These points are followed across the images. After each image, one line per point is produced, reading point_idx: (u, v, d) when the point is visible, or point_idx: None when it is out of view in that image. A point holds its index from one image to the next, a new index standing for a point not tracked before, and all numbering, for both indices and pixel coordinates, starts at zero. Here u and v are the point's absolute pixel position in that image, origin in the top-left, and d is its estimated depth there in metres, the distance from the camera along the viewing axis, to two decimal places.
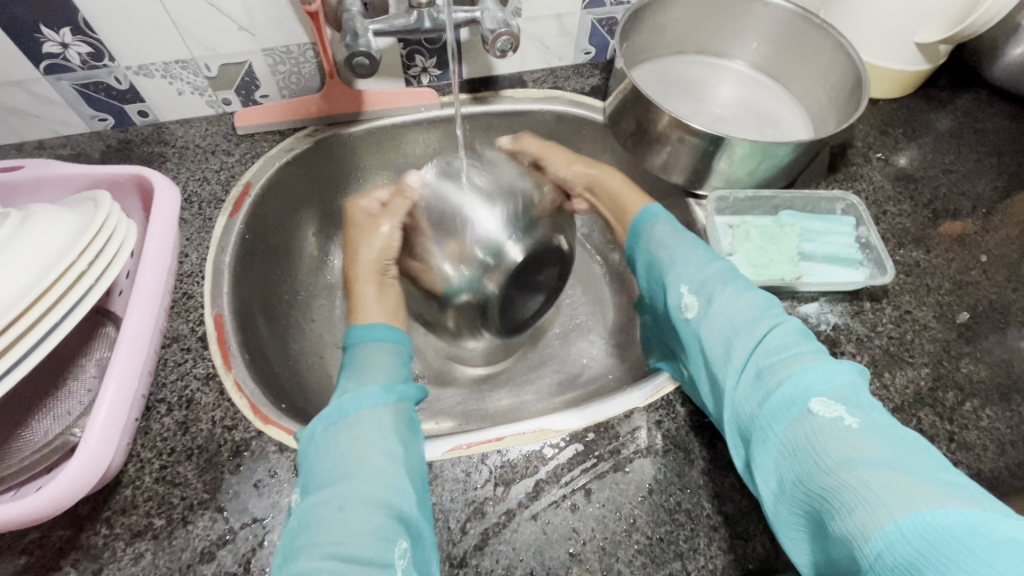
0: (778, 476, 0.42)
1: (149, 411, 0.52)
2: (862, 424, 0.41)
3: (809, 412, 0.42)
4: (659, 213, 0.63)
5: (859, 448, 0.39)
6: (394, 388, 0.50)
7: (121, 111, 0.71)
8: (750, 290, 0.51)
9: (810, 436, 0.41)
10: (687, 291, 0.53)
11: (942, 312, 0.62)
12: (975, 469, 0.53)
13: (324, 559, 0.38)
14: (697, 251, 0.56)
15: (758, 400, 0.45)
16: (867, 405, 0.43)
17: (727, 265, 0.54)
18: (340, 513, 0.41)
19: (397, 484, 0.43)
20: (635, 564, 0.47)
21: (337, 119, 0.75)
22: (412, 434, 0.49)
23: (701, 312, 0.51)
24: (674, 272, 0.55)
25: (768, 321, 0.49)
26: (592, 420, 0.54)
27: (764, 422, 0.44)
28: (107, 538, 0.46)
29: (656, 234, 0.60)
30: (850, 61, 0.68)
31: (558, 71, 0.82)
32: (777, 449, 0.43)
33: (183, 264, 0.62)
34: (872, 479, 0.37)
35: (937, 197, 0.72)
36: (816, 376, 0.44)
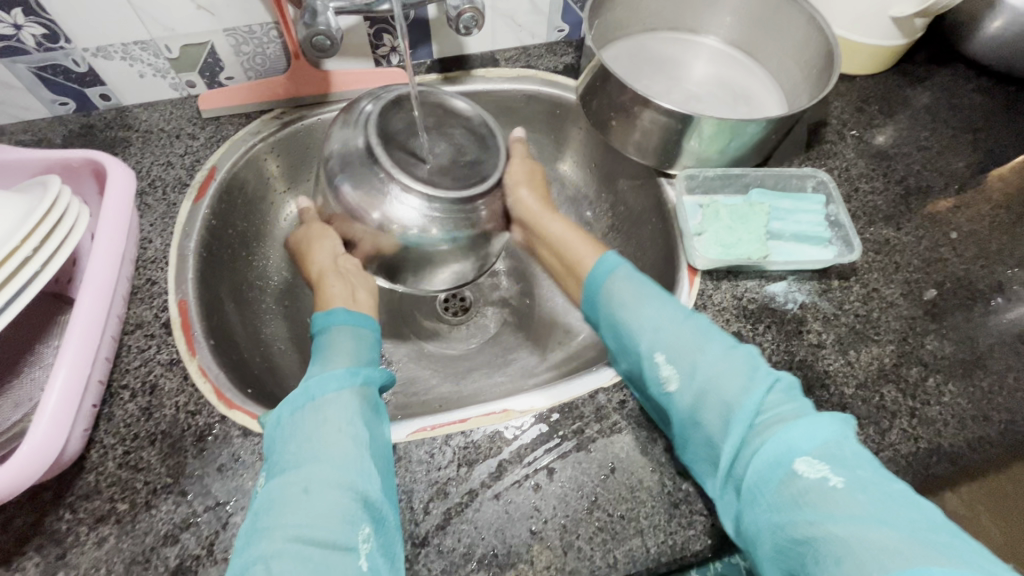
0: (764, 530, 0.41)
1: (112, 397, 0.52)
2: (848, 481, 0.40)
3: (795, 474, 0.41)
4: (617, 264, 0.57)
5: (847, 504, 0.39)
6: (360, 370, 0.50)
7: (83, 94, 0.70)
8: (721, 344, 0.49)
9: (796, 499, 0.40)
10: (660, 356, 0.49)
11: (909, 289, 0.62)
12: (935, 443, 0.54)
13: (288, 541, 0.39)
14: (662, 305, 0.52)
15: (746, 459, 0.44)
16: (851, 458, 0.42)
17: (696, 318, 0.51)
18: (304, 495, 0.41)
19: (362, 467, 0.44)
20: (596, 541, 0.48)
21: (305, 101, 0.74)
22: (375, 414, 0.49)
23: (685, 381, 0.48)
24: (641, 333, 0.51)
25: (748, 383, 0.46)
26: (557, 400, 0.55)
27: (752, 487, 0.43)
28: (70, 523, 0.47)
29: (616, 288, 0.55)
30: (823, 35, 0.67)
31: (531, 49, 0.81)
32: (764, 506, 0.42)
33: (146, 250, 0.62)
34: (863, 536, 0.36)
35: (910, 174, 0.72)
36: (795, 437, 0.42)
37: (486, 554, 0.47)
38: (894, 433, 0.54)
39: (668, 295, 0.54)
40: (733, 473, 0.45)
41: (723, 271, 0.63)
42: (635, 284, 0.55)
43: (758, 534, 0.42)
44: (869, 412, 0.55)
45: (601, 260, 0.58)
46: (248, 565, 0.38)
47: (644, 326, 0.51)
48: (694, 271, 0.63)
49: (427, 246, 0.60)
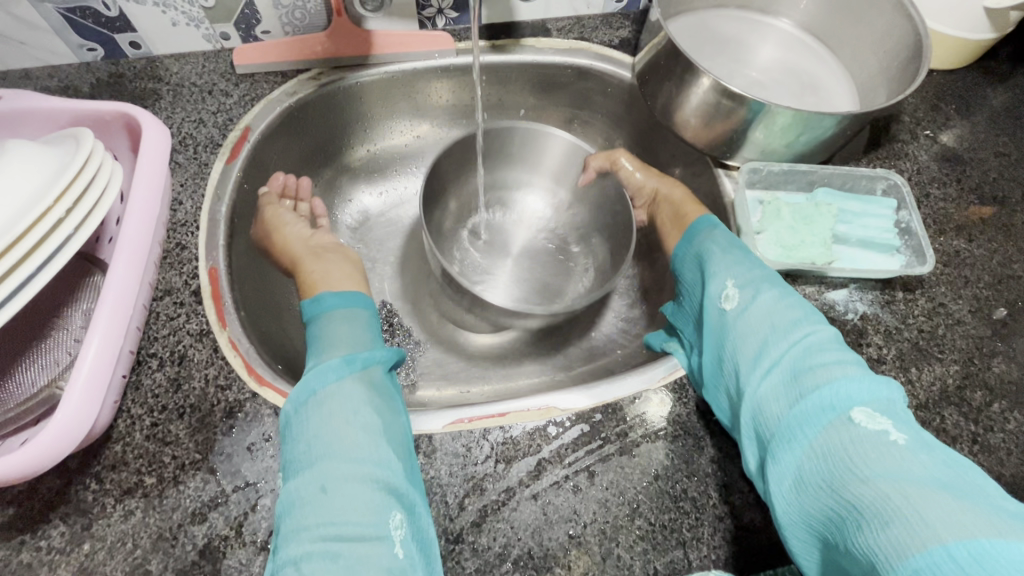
0: (800, 474, 0.40)
1: (140, 365, 0.50)
2: (909, 440, 0.38)
3: (851, 421, 0.40)
4: (715, 223, 0.59)
5: (904, 461, 0.37)
6: (357, 356, 0.48)
7: (112, 40, 0.66)
8: (792, 292, 0.50)
9: (846, 443, 0.39)
10: (730, 284, 0.51)
11: (977, 307, 0.59)
12: (996, 472, 0.51)
13: (315, 542, 0.38)
14: (743, 251, 0.54)
15: (790, 400, 0.43)
16: (912, 421, 0.40)
17: (773, 269, 0.52)
18: (323, 493, 0.40)
19: (379, 456, 0.42)
20: (636, 550, 0.46)
21: (342, 62, 0.70)
22: (390, 409, 0.47)
23: (741, 308, 0.49)
24: (716, 266, 0.53)
25: (813, 328, 0.46)
26: (600, 400, 0.52)
27: (797, 423, 0.42)
28: (96, 494, 0.45)
29: (712, 235, 0.57)
30: (912, 26, 0.62)
31: (585, 20, 0.75)
32: (805, 450, 0.41)
33: (176, 212, 0.58)
34: (918, 496, 0.35)
35: (985, 182, 0.67)
36: (859, 386, 0.41)
37: (522, 555, 0.45)
38: None
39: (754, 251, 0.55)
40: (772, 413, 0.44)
41: (780, 275, 0.59)
42: (720, 237, 0.56)
43: (792, 480, 0.41)
44: (928, 435, 0.52)
45: (704, 219, 0.60)
46: (281, 568, 0.38)
47: (713, 257, 0.54)
48: None
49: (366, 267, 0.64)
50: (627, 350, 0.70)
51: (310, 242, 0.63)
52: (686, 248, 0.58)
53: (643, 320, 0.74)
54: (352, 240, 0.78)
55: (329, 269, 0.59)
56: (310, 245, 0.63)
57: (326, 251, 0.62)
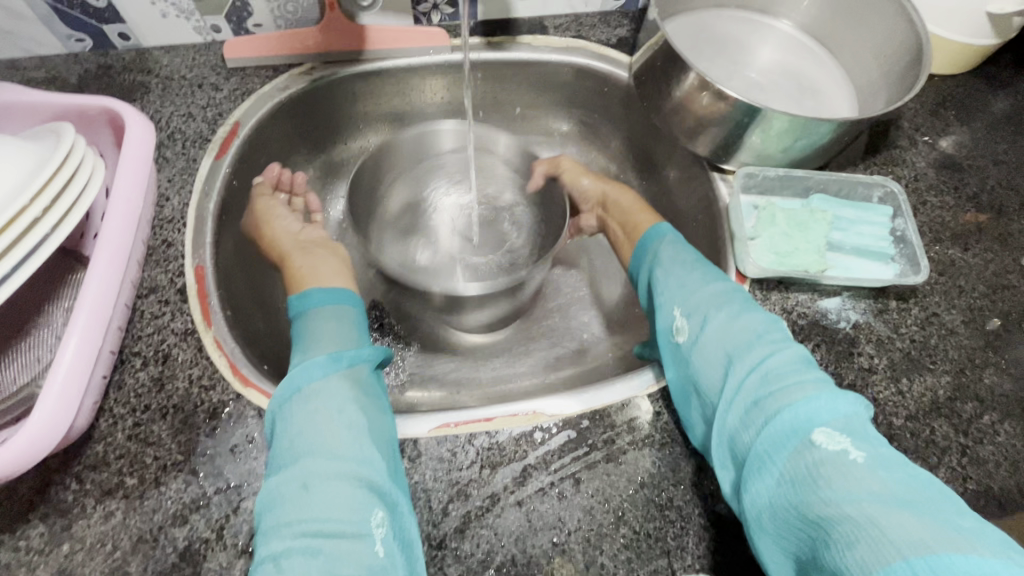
0: (770, 501, 0.40)
1: (123, 364, 0.50)
2: (870, 457, 0.38)
3: (811, 444, 0.40)
4: (665, 229, 0.62)
5: (867, 481, 0.37)
6: (344, 354, 0.48)
7: (101, 32, 0.65)
8: (751, 311, 0.50)
9: (809, 467, 0.39)
10: (683, 313, 0.52)
11: (970, 317, 0.58)
12: (985, 485, 0.50)
13: (296, 538, 0.38)
14: (698, 273, 0.54)
15: (752, 427, 0.43)
16: (873, 437, 0.40)
17: (729, 286, 0.52)
18: (304, 491, 0.40)
19: (362, 454, 0.42)
20: (620, 558, 0.46)
21: (335, 56, 0.69)
22: (376, 407, 0.47)
23: (698, 334, 0.49)
24: (668, 295, 0.54)
25: (769, 348, 0.46)
26: (588, 406, 0.52)
27: (759, 450, 0.41)
28: (76, 494, 0.45)
29: (659, 251, 0.59)
30: (913, 31, 0.61)
31: (583, 18, 0.74)
32: (772, 477, 0.40)
33: (163, 208, 0.57)
34: (879, 517, 0.34)
35: (983, 190, 0.66)
36: (813, 407, 0.41)
37: (504, 562, 0.45)
38: (942, 471, 0.50)
39: (710, 265, 0.56)
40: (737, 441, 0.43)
41: (773, 282, 0.58)
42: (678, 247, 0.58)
43: (764, 506, 0.40)
44: (917, 447, 0.51)
45: (653, 227, 0.62)
46: (259, 566, 0.37)
47: (671, 286, 0.54)
48: (743, 278, 0.59)
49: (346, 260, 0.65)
50: (619, 354, 0.69)
51: (299, 237, 0.65)
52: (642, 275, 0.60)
53: (636, 323, 0.73)
54: (344, 238, 0.78)
55: (317, 264, 0.60)
56: (300, 240, 0.65)
57: (314, 248, 0.64)
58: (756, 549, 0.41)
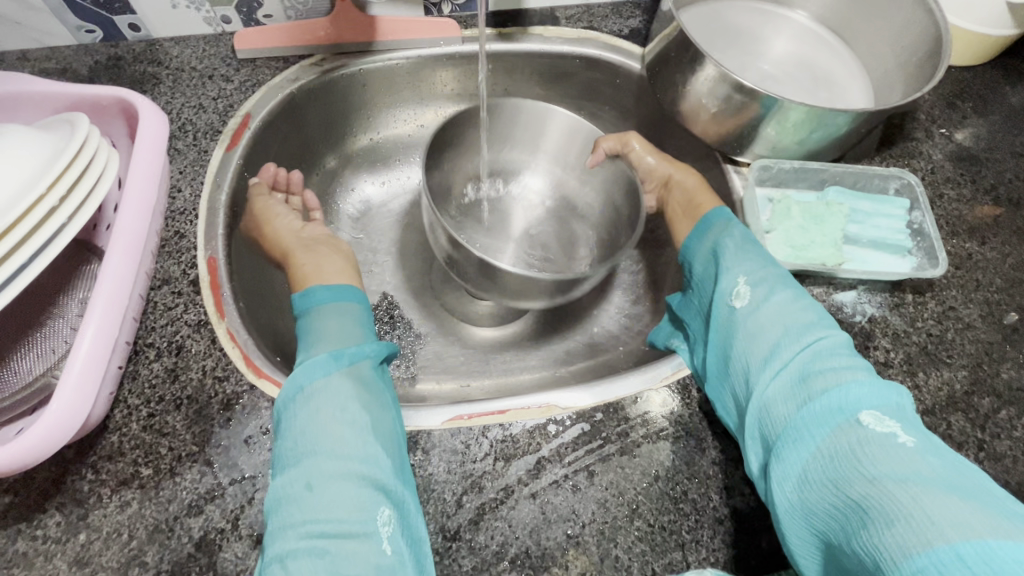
0: (804, 473, 0.40)
1: (137, 355, 0.50)
2: (919, 443, 0.38)
3: (861, 423, 0.39)
4: (730, 217, 0.57)
5: (914, 463, 0.36)
6: (344, 351, 0.47)
7: (111, 22, 0.65)
8: (806, 296, 0.49)
9: (856, 444, 0.38)
10: (736, 282, 0.51)
11: (988, 311, 0.58)
12: (1002, 480, 0.50)
13: (301, 539, 0.38)
14: (755, 249, 0.53)
15: (800, 401, 0.42)
16: (921, 427, 0.40)
17: (786, 270, 0.51)
18: (308, 492, 0.40)
19: (365, 453, 0.42)
20: (635, 551, 0.45)
21: (347, 47, 0.68)
22: (380, 404, 0.46)
23: (749, 305, 0.49)
24: (722, 263, 0.53)
25: (823, 332, 0.46)
26: (602, 399, 0.52)
27: (807, 423, 0.41)
28: (92, 484, 0.45)
29: (730, 234, 0.55)
30: (932, 21, 0.60)
31: (595, 8, 0.74)
32: (813, 451, 0.40)
33: (175, 200, 0.57)
34: (924, 496, 0.34)
35: (1001, 183, 0.65)
36: (866, 389, 0.41)
37: (519, 554, 0.45)
38: None
39: (766, 248, 0.55)
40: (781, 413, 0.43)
41: (788, 275, 0.58)
42: (738, 232, 0.55)
43: (796, 477, 0.40)
44: None
45: (716, 211, 0.58)
46: (267, 566, 0.38)
47: (726, 254, 0.53)
48: None
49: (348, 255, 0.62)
50: (630, 347, 0.69)
51: (300, 235, 0.62)
52: (698, 245, 0.57)
53: (647, 317, 0.73)
54: (353, 231, 0.77)
55: (320, 262, 0.58)
56: (301, 237, 0.61)
57: (318, 246, 0.61)
58: (784, 527, 0.40)
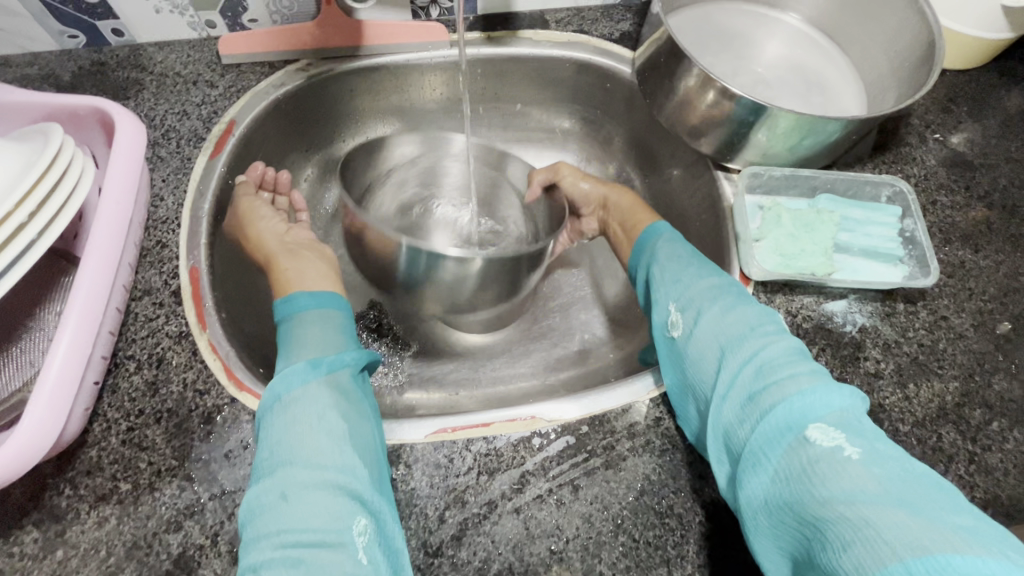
0: (766, 499, 0.39)
1: (117, 368, 0.49)
2: (865, 452, 0.37)
3: (806, 440, 0.39)
4: (662, 230, 0.60)
5: (861, 478, 0.36)
6: (323, 360, 0.46)
7: (94, 28, 0.64)
8: (744, 305, 0.49)
9: (805, 463, 0.38)
10: (676, 308, 0.51)
11: (980, 320, 0.57)
12: (993, 493, 0.49)
13: (276, 549, 0.37)
14: (692, 267, 0.53)
15: (747, 424, 0.42)
16: (869, 430, 0.39)
17: (722, 280, 0.51)
18: (283, 501, 0.39)
19: (342, 461, 0.41)
20: (619, 567, 0.45)
21: (333, 52, 0.68)
22: (359, 413, 0.45)
23: (691, 329, 0.49)
24: (662, 290, 0.53)
25: (762, 342, 0.45)
26: (588, 411, 0.51)
27: (754, 447, 0.40)
28: (71, 500, 0.44)
29: (658, 250, 0.57)
30: (925, 25, 0.59)
31: (585, 12, 0.73)
32: (766, 474, 0.39)
33: (157, 209, 0.57)
34: (874, 515, 0.34)
35: (995, 189, 0.64)
36: (805, 400, 0.40)
37: (502, 570, 0.44)
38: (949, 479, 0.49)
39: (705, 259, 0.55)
40: (731, 437, 0.43)
41: (778, 284, 0.57)
42: (672, 244, 0.57)
43: (758, 504, 0.39)
44: (924, 454, 0.50)
45: (648, 228, 0.61)
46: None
47: (666, 281, 0.53)
48: (746, 279, 0.57)
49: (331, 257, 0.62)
50: (621, 355, 0.68)
51: (285, 238, 0.61)
52: (639, 265, 0.59)
53: (638, 324, 0.72)
54: (342, 237, 0.77)
55: (305, 267, 0.58)
56: (286, 242, 0.61)
57: (302, 250, 0.61)
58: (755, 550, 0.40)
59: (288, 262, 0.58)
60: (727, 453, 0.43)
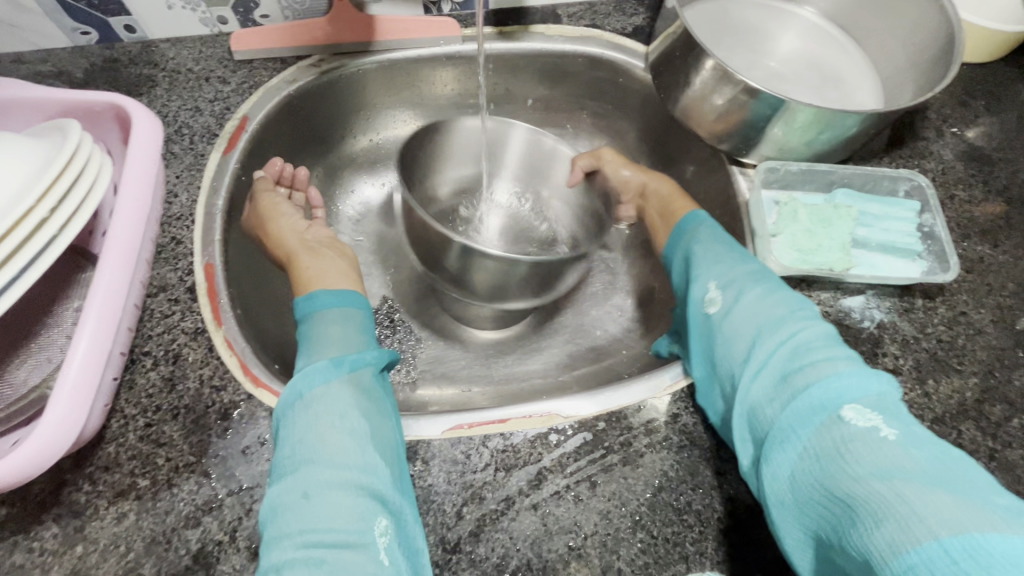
0: (794, 475, 0.39)
1: (134, 364, 0.49)
2: (901, 435, 0.37)
3: (842, 419, 0.39)
4: (702, 218, 0.58)
5: (897, 459, 0.36)
6: (345, 358, 0.46)
7: (107, 24, 0.64)
8: (782, 290, 0.48)
9: (838, 442, 0.38)
10: (713, 287, 0.50)
11: (999, 316, 0.56)
12: (1014, 491, 0.48)
13: (298, 549, 0.37)
14: (731, 250, 0.52)
15: (781, 401, 0.41)
16: (905, 417, 0.39)
17: (761, 266, 0.50)
18: (305, 501, 0.39)
19: (365, 461, 0.41)
20: (638, 563, 0.45)
21: (345, 48, 0.67)
22: (380, 412, 0.45)
23: (726, 308, 0.48)
24: (699, 268, 0.52)
25: (800, 324, 0.45)
26: (605, 408, 0.51)
27: (788, 424, 0.40)
28: (90, 495, 0.44)
29: (698, 235, 0.56)
30: (945, 18, 0.59)
31: (598, 6, 0.73)
32: (797, 452, 0.39)
33: (171, 205, 0.57)
34: (908, 492, 0.33)
35: (1014, 183, 0.64)
36: (843, 382, 0.40)
37: (520, 566, 0.44)
38: None
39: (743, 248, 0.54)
40: (762, 415, 0.42)
41: (795, 280, 0.57)
42: (713, 233, 0.55)
43: (787, 480, 0.39)
44: None
45: (691, 214, 0.59)
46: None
47: (703, 260, 0.53)
48: None
49: (348, 255, 0.62)
50: (634, 352, 0.68)
51: (304, 236, 0.61)
52: (675, 249, 0.58)
53: (651, 320, 0.71)
54: (354, 233, 0.77)
55: (326, 264, 0.57)
56: (306, 239, 0.61)
57: (323, 248, 0.60)
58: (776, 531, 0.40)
59: (308, 258, 0.58)
60: (754, 432, 0.42)
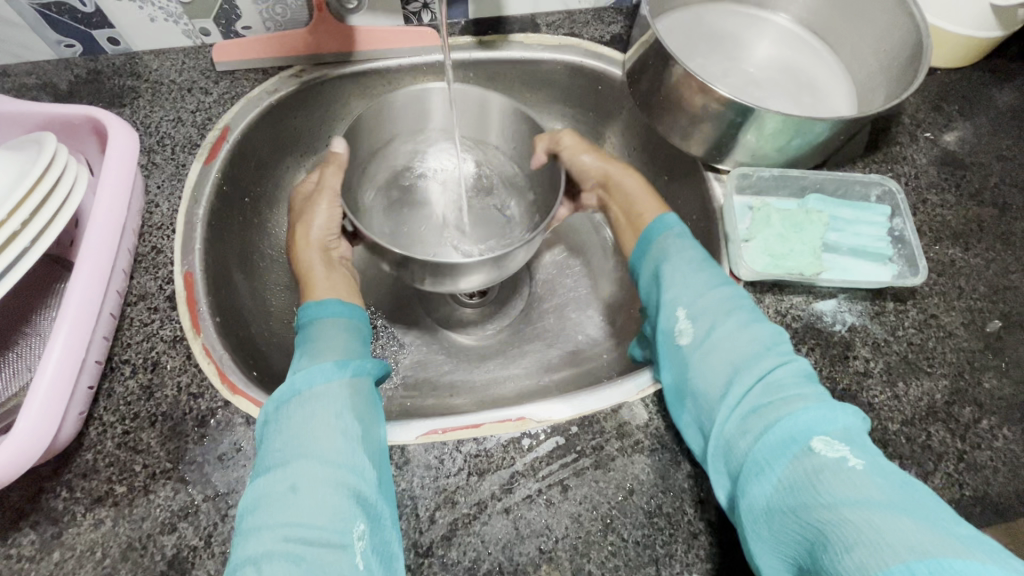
0: (767, 506, 0.39)
1: (113, 373, 0.50)
2: (868, 464, 0.38)
3: (812, 451, 0.39)
4: (672, 223, 0.58)
5: (866, 488, 0.36)
6: (350, 362, 0.47)
7: (90, 36, 0.65)
8: (752, 318, 0.48)
9: (810, 472, 0.38)
10: (684, 313, 0.50)
11: (970, 319, 0.57)
12: (981, 491, 0.49)
13: (277, 542, 0.37)
14: (702, 272, 0.52)
15: (754, 434, 0.41)
16: (871, 447, 0.40)
17: (732, 290, 0.50)
18: (292, 494, 0.39)
19: (353, 462, 0.42)
20: (608, 565, 0.45)
21: (326, 57, 0.68)
22: (372, 417, 0.46)
23: (697, 338, 0.48)
24: (668, 293, 0.52)
25: (769, 357, 0.45)
26: (579, 412, 0.52)
27: (760, 455, 0.40)
28: (67, 502, 0.45)
29: (665, 250, 0.55)
30: (914, 26, 0.60)
31: (576, 15, 0.73)
32: (771, 483, 0.39)
33: (152, 215, 0.58)
34: (877, 520, 0.34)
35: (986, 187, 0.64)
36: (811, 415, 0.41)
37: (492, 570, 0.45)
38: (937, 476, 0.49)
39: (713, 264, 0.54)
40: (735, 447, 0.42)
41: (767, 284, 0.57)
42: (679, 243, 0.55)
43: (761, 510, 0.39)
44: (912, 452, 0.50)
45: (658, 220, 0.58)
46: (239, 567, 0.37)
47: (671, 285, 0.52)
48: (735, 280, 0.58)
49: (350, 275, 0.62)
50: (613, 355, 0.69)
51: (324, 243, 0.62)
52: (642, 264, 0.57)
53: (631, 324, 0.72)
54: None
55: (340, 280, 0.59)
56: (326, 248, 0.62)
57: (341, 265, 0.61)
58: (752, 556, 0.40)
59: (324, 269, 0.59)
60: (728, 462, 0.43)
